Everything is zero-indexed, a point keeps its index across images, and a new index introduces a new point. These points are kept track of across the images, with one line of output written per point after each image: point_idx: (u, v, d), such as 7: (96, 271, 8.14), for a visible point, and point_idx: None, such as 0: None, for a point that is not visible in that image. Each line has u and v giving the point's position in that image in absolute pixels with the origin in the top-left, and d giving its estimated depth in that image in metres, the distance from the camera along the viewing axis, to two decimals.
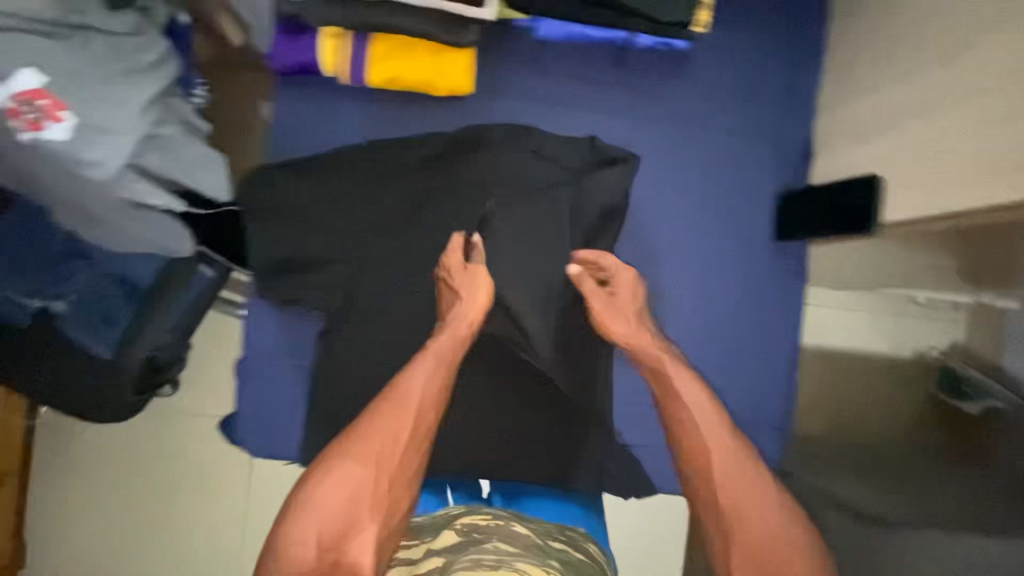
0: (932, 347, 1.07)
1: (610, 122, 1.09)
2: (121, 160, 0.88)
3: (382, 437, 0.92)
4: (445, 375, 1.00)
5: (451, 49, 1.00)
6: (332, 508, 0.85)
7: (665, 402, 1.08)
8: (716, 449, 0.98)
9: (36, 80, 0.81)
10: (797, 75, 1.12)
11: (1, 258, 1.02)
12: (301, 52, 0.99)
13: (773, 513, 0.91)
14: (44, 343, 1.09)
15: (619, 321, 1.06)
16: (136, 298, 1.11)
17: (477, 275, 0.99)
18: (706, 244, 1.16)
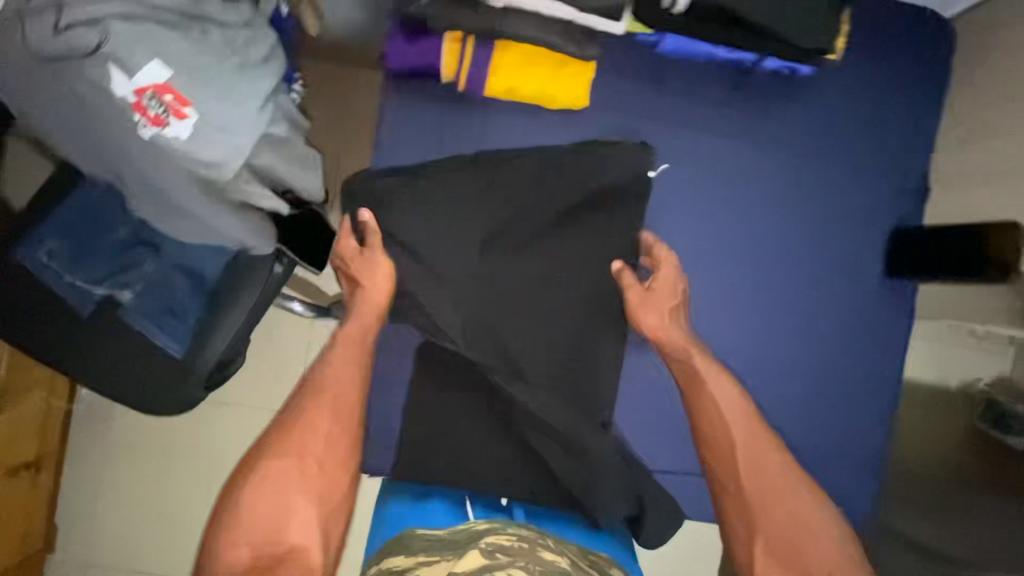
0: (978, 379, 0.96)
1: (720, 142, 1.07)
2: (235, 161, 0.85)
3: (304, 428, 0.92)
4: (359, 357, 0.99)
5: (574, 62, 0.97)
6: (265, 502, 0.84)
7: (693, 398, 0.98)
8: (742, 447, 0.93)
9: (161, 73, 0.78)
10: (921, 103, 1.07)
11: (63, 241, 0.99)
12: (423, 55, 0.96)
13: (795, 503, 0.88)
14: (101, 334, 1.02)
15: (655, 314, 1.00)
16: (197, 290, 1.03)
17: (374, 261, 0.98)
18: (751, 238, 1.08)
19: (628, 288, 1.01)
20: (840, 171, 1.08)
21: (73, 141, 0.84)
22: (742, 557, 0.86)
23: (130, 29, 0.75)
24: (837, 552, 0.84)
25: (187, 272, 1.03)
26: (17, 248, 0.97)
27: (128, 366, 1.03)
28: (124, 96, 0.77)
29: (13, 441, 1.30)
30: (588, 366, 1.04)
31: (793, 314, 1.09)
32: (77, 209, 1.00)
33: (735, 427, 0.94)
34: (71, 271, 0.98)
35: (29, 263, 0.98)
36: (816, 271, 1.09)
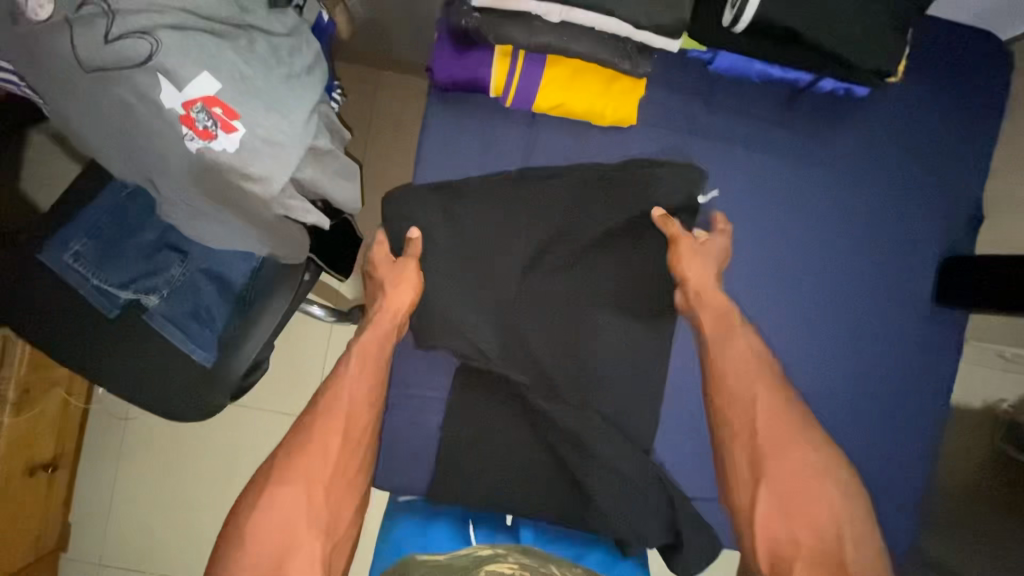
0: (1001, 400, 1.10)
1: (770, 162, 1.04)
2: (281, 175, 0.82)
3: (312, 451, 0.88)
4: (377, 372, 0.94)
5: (626, 78, 0.94)
6: (266, 536, 0.81)
7: (714, 349, 0.96)
8: (761, 400, 0.92)
9: (210, 86, 0.75)
10: (976, 129, 1.06)
11: (89, 242, 0.96)
12: (470, 67, 0.93)
13: (805, 456, 0.89)
14: (122, 340, 0.96)
15: (694, 266, 0.96)
16: (224, 295, 1.00)
17: (404, 271, 0.95)
18: (795, 213, 1.04)
19: (675, 240, 0.97)
20: (891, 195, 1.05)
21: (109, 146, 0.81)
22: (742, 498, 0.90)
23: (178, 38, 0.73)
24: (838, 505, 0.86)
25: (215, 278, 1.00)
26: (41, 251, 0.92)
27: (153, 375, 0.96)
28: (174, 109, 0.75)
29: (36, 440, 1.30)
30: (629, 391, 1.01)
31: (841, 342, 1.05)
32: (104, 212, 0.98)
33: (756, 380, 0.94)
34: (98, 274, 0.94)
35: (51, 264, 0.92)
36: (865, 298, 1.05)
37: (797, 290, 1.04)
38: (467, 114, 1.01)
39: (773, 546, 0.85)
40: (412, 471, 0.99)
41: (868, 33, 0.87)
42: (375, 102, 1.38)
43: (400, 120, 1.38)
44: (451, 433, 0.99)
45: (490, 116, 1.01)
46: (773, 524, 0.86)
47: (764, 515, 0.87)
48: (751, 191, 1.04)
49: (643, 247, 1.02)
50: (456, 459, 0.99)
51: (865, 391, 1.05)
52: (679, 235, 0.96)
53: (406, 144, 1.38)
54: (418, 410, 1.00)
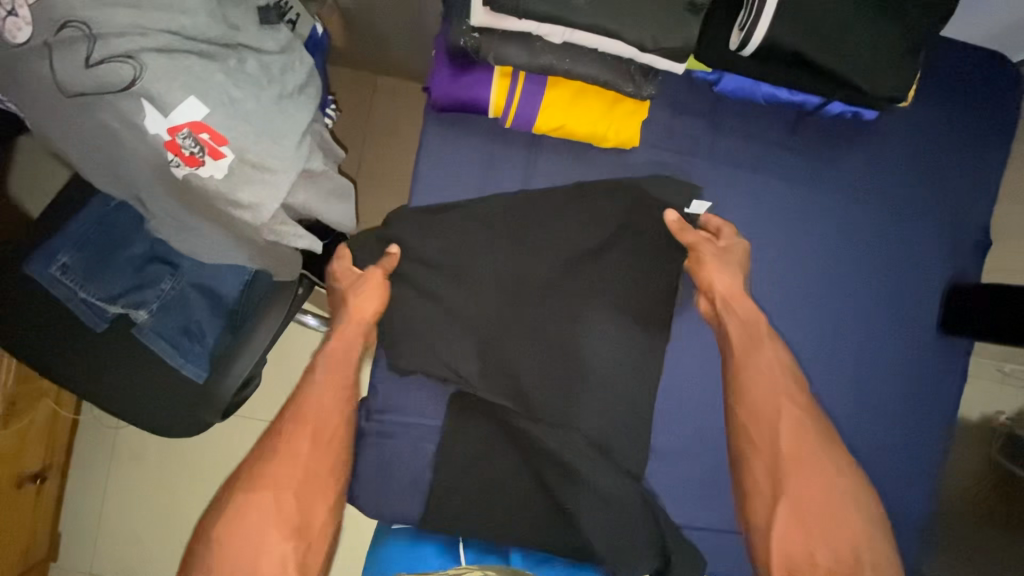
0: (1000, 412, 1.17)
1: (777, 184, 1.01)
2: (269, 202, 0.80)
3: (282, 457, 0.86)
4: (347, 380, 0.93)
5: (629, 100, 0.92)
6: (236, 542, 0.80)
7: (742, 357, 0.93)
8: (785, 417, 0.90)
9: (196, 111, 0.72)
10: (987, 154, 1.04)
11: (77, 254, 0.91)
12: (469, 88, 0.90)
13: (825, 474, 0.88)
14: (115, 355, 0.93)
15: (722, 278, 0.93)
16: (215, 308, 0.95)
17: (369, 279, 0.94)
18: (810, 228, 1.02)
19: (695, 247, 0.95)
20: (899, 221, 1.03)
21: (93, 165, 0.78)
22: (759, 515, 0.88)
23: (164, 62, 0.70)
24: (856, 528, 0.86)
25: (205, 291, 0.95)
26: (26, 262, 0.89)
27: (145, 389, 0.94)
28: (159, 134, 0.72)
29: (24, 452, 1.27)
30: (631, 420, 0.98)
31: (849, 371, 1.03)
32: (93, 221, 0.93)
33: (783, 395, 0.91)
34: (86, 286, 0.90)
35: (41, 277, 0.89)
36: (872, 325, 1.03)
37: (804, 317, 1.01)
38: (467, 132, 0.98)
39: (790, 563, 0.84)
40: (406, 502, 0.96)
41: (880, 59, 0.84)
42: (375, 112, 1.34)
43: (400, 132, 1.34)
44: (446, 463, 0.96)
45: (490, 135, 0.98)
46: (789, 541, 0.85)
47: (781, 529, 0.86)
48: (767, 207, 1.01)
49: (645, 272, 0.99)
50: (451, 489, 0.96)
51: (869, 418, 1.03)
52: (700, 242, 0.94)
53: (406, 156, 1.34)
54: (415, 436, 0.97)
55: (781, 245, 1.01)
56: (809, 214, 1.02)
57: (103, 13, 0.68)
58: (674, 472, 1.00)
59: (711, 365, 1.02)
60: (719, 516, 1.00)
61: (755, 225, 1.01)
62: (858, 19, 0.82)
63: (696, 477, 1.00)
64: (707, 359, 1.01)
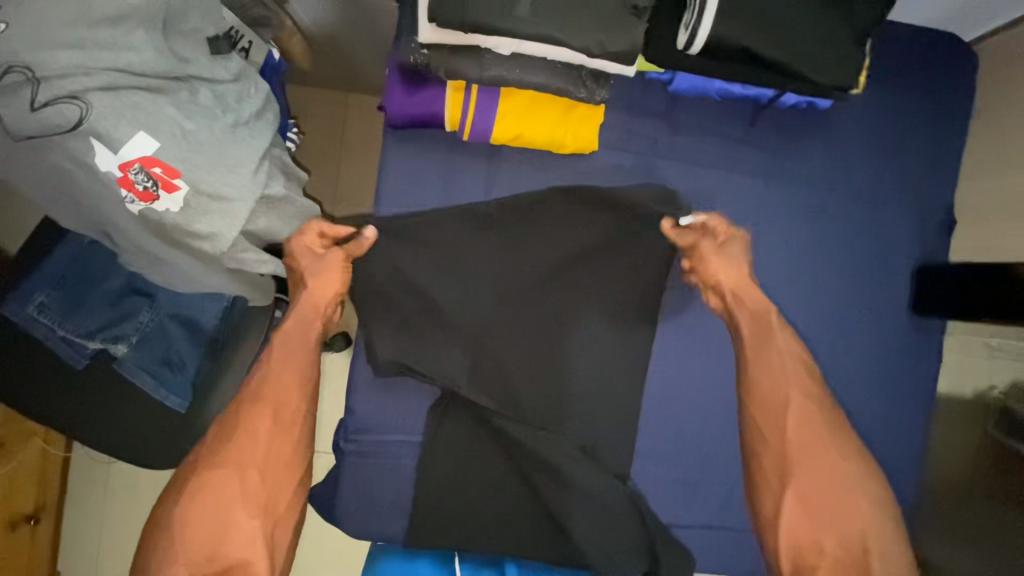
0: (991, 387, 1.06)
1: (738, 177, 1.01)
2: (229, 230, 0.79)
3: (242, 435, 0.85)
4: (305, 359, 0.94)
5: (583, 106, 0.92)
6: (199, 519, 0.79)
7: (755, 352, 0.91)
8: (794, 410, 0.87)
9: (148, 145, 0.72)
10: (942, 133, 1.05)
11: (53, 292, 0.91)
12: (424, 104, 0.90)
13: (839, 467, 0.84)
14: (97, 391, 0.94)
15: (726, 271, 0.92)
16: (195, 339, 0.96)
17: (330, 263, 0.92)
18: (775, 219, 1.02)
19: (693, 247, 0.94)
20: (863, 207, 1.04)
21: (58, 204, 0.80)
22: (768, 505, 0.85)
23: (111, 100, 0.70)
24: (868, 517, 0.81)
25: (185, 322, 0.95)
26: (4, 304, 0.89)
27: (129, 422, 0.94)
28: (111, 171, 0.71)
29: (14, 494, 1.28)
30: (612, 423, 0.97)
31: (823, 361, 1.03)
32: (67, 259, 0.93)
33: (792, 386, 0.89)
34: (64, 324, 0.91)
35: (20, 318, 0.89)
36: (844, 312, 1.04)
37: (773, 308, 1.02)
38: (426, 145, 0.97)
39: (796, 553, 0.81)
40: (389, 522, 0.95)
41: (826, 48, 0.85)
42: (348, 132, 1.35)
43: (370, 147, 1.35)
44: (428, 481, 0.94)
45: (449, 148, 0.97)
46: (797, 530, 0.81)
47: (788, 517, 0.82)
48: (730, 200, 1.01)
49: (617, 275, 0.98)
50: (434, 507, 0.94)
51: (849, 399, 1.04)
52: (697, 242, 0.94)
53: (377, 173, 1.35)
54: (398, 454, 0.95)
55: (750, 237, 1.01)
56: (774, 203, 1.02)
57: (45, 55, 0.66)
58: (657, 473, 0.99)
59: (689, 363, 1.00)
60: (705, 512, 1.00)
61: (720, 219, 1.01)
62: (800, 12, 0.83)
63: (680, 475, 1.00)
64: (683, 356, 1.00)
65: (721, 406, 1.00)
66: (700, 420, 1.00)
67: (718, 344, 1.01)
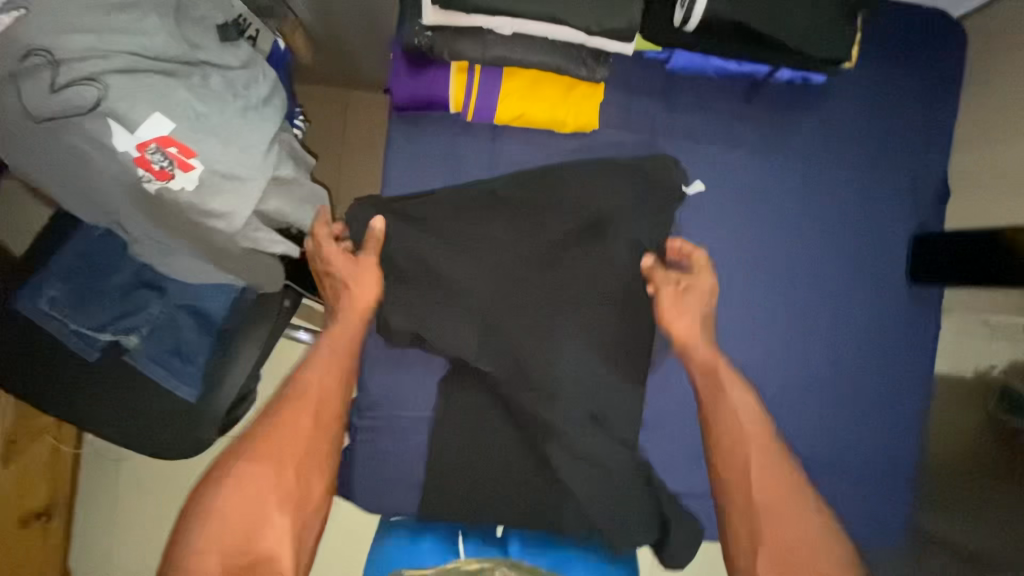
0: (992, 366, 1.00)
1: (735, 153, 1.04)
2: (244, 208, 0.81)
3: (281, 432, 0.86)
4: (345, 364, 0.92)
5: (583, 84, 0.94)
6: (234, 510, 0.79)
7: (714, 407, 0.93)
8: (756, 464, 0.88)
9: (163, 126, 0.74)
10: (934, 107, 1.07)
11: (63, 285, 0.92)
12: (428, 86, 0.93)
13: (806, 520, 0.83)
14: (108, 380, 0.96)
15: (683, 317, 0.95)
16: (206, 330, 0.98)
17: (364, 266, 0.94)
18: (772, 194, 1.04)
19: (658, 289, 0.96)
20: (858, 181, 1.06)
21: (68, 193, 0.81)
22: (741, 569, 0.83)
23: (127, 82, 0.72)
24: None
25: (196, 313, 0.98)
26: (17, 297, 0.91)
27: (138, 411, 0.97)
28: (127, 151, 0.74)
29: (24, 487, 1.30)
30: (619, 398, 0.98)
31: (821, 331, 1.06)
32: (77, 253, 0.94)
33: (750, 440, 0.89)
34: (75, 317, 0.92)
35: (32, 311, 0.91)
36: (841, 284, 1.06)
37: (766, 283, 1.05)
38: (430, 127, 0.99)
39: None
40: (402, 496, 0.97)
41: (818, 23, 0.88)
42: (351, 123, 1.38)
43: (372, 138, 1.38)
44: (438, 454, 0.96)
45: (453, 130, 0.99)
46: None
47: None
48: (728, 176, 1.04)
49: (624, 252, 0.98)
50: (444, 481, 0.96)
51: (847, 368, 1.06)
52: (663, 284, 0.96)
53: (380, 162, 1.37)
54: (410, 428, 0.97)
55: (747, 212, 1.04)
56: (771, 179, 1.05)
57: (62, 39, 0.70)
58: (663, 442, 1.02)
59: None
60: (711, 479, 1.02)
61: (718, 195, 1.04)
62: None
63: (685, 445, 1.02)
64: None
65: None
66: None
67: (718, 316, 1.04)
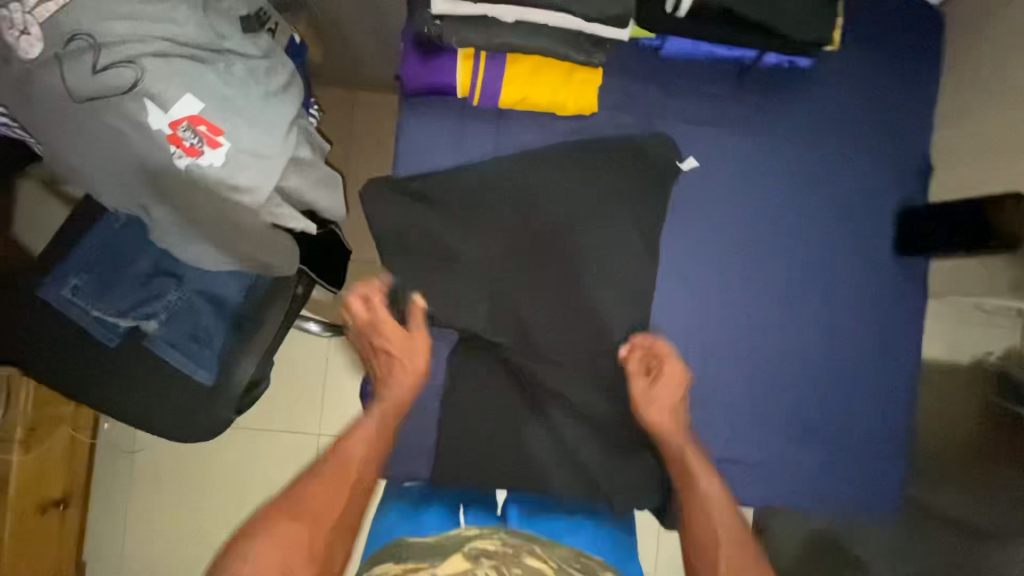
0: (989, 353, 0.98)
1: (726, 133, 1.10)
2: (267, 184, 0.87)
3: (320, 491, 0.87)
4: (385, 438, 0.95)
5: (582, 68, 1.00)
6: (262, 563, 0.77)
7: (685, 497, 0.94)
8: (727, 555, 0.86)
9: (194, 105, 0.81)
10: (914, 88, 1.13)
11: (88, 275, 1.00)
12: (436, 73, 0.99)
13: None
14: (127, 365, 1.00)
15: (660, 406, 0.98)
16: (222, 315, 1.04)
17: (416, 344, 0.99)
18: (763, 172, 1.10)
19: (633, 378, 1.01)
20: (844, 159, 1.11)
21: (97, 175, 0.85)
22: None
23: (161, 65, 0.79)
24: None
25: (210, 299, 1.03)
26: (44, 288, 0.98)
27: (156, 396, 1.01)
28: (161, 130, 0.80)
29: (43, 475, 1.33)
30: (618, 366, 1.04)
31: (813, 302, 1.11)
32: (99, 245, 1.00)
33: (721, 533, 0.88)
34: (97, 304, 0.99)
35: (59, 301, 0.98)
36: (829, 258, 1.11)
37: (758, 257, 1.10)
38: (438, 112, 1.05)
39: None
40: (414, 461, 1.02)
41: (799, 7, 0.94)
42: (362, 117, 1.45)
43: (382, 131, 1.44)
44: (449, 420, 1.01)
45: (460, 115, 1.05)
46: None
47: None
48: (719, 155, 1.09)
49: (621, 227, 1.04)
50: (455, 446, 1.01)
51: (838, 339, 1.11)
52: (636, 373, 1.01)
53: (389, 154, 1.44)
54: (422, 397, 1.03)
55: (739, 190, 1.10)
56: (761, 158, 1.10)
57: (104, 26, 0.77)
58: None
59: (689, 308, 1.09)
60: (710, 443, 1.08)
61: (712, 174, 1.09)
62: None
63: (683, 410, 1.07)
64: (684, 301, 1.08)
65: (717, 345, 1.09)
66: (699, 360, 1.09)
67: (712, 288, 1.09)
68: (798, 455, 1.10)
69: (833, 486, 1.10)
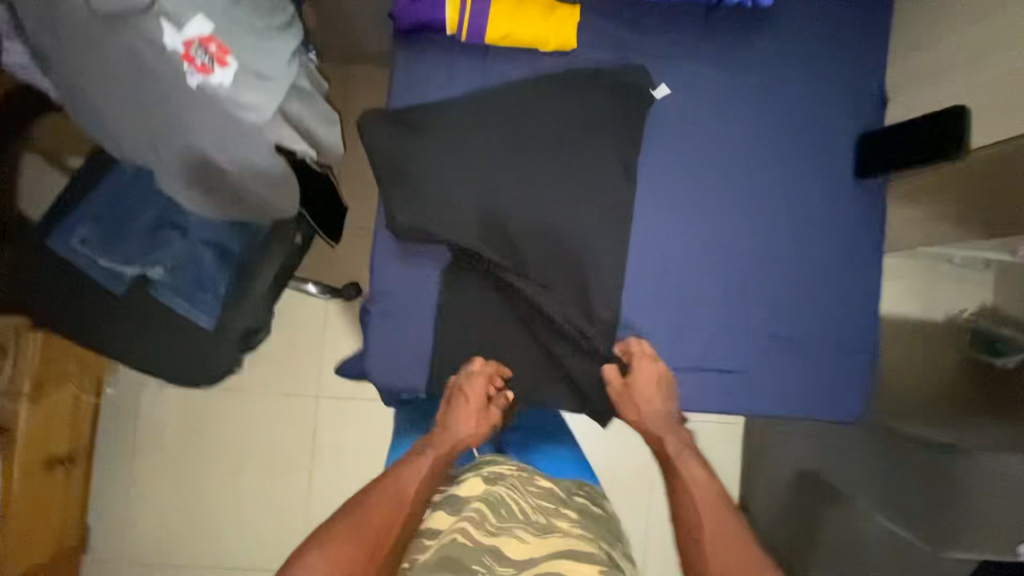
0: (962, 310, 1.30)
1: (696, 69, 1.18)
2: (271, 105, 0.95)
3: (377, 509, 0.82)
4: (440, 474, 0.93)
5: (561, 7, 1.12)
6: None
7: (669, 481, 0.97)
8: (706, 518, 0.87)
9: (204, 25, 0.86)
10: (869, 26, 1.22)
11: (93, 225, 1.06)
12: (426, 9, 1.07)
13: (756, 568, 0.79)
14: (134, 310, 1.07)
15: (638, 406, 1.08)
16: (226, 263, 1.11)
17: (489, 413, 1.06)
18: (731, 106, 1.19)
19: (613, 384, 1.10)
20: (807, 95, 1.20)
21: (116, 107, 0.87)
22: None
23: None
24: None
25: (214, 249, 1.11)
26: (50, 237, 1.03)
27: (161, 338, 1.07)
28: (175, 48, 0.83)
29: (50, 431, 1.36)
30: (601, 285, 1.12)
31: (782, 228, 1.19)
32: (107, 199, 1.07)
33: (700, 501, 0.90)
34: (103, 253, 1.04)
35: (66, 251, 1.03)
36: (796, 187, 1.20)
37: (729, 184, 1.18)
38: (428, 51, 1.13)
39: None
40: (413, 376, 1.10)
41: None
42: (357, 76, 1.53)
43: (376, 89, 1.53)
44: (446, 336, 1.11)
45: (448, 53, 1.13)
46: None
47: None
48: (690, 91, 1.18)
49: (601, 156, 1.12)
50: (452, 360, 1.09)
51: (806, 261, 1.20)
52: (615, 376, 1.10)
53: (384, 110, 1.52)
54: (419, 317, 1.11)
55: (710, 123, 1.18)
56: (730, 93, 1.19)
57: None
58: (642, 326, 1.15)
59: (666, 232, 1.16)
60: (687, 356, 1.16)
61: (684, 108, 1.18)
62: None
63: (662, 326, 1.16)
64: (661, 225, 1.16)
65: (693, 267, 1.17)
66: (677, 281, 1.16)
67: (688, 214, 1.17)
68: (772, 370, 1.18)
69: (805, 400, 1.19)
